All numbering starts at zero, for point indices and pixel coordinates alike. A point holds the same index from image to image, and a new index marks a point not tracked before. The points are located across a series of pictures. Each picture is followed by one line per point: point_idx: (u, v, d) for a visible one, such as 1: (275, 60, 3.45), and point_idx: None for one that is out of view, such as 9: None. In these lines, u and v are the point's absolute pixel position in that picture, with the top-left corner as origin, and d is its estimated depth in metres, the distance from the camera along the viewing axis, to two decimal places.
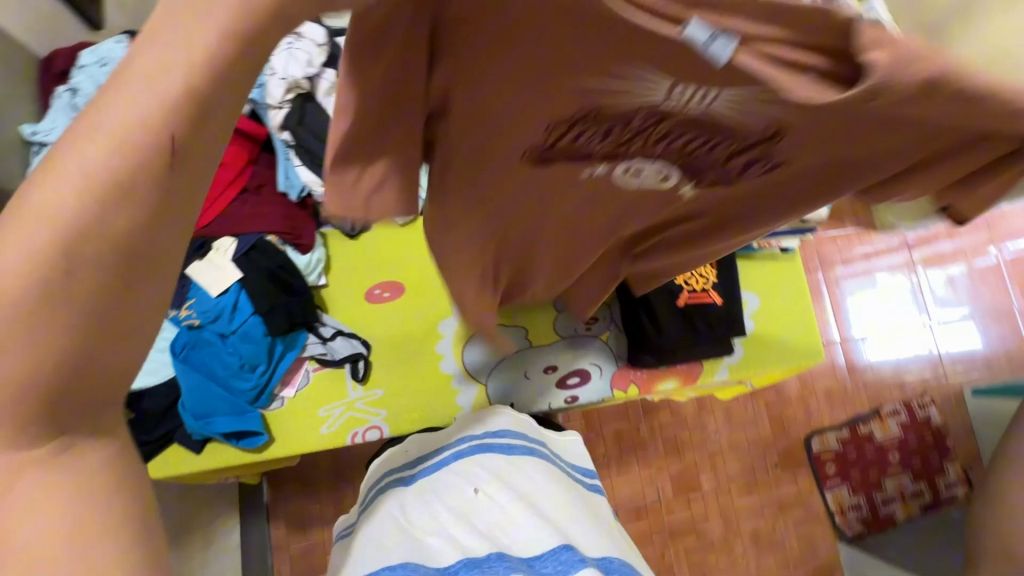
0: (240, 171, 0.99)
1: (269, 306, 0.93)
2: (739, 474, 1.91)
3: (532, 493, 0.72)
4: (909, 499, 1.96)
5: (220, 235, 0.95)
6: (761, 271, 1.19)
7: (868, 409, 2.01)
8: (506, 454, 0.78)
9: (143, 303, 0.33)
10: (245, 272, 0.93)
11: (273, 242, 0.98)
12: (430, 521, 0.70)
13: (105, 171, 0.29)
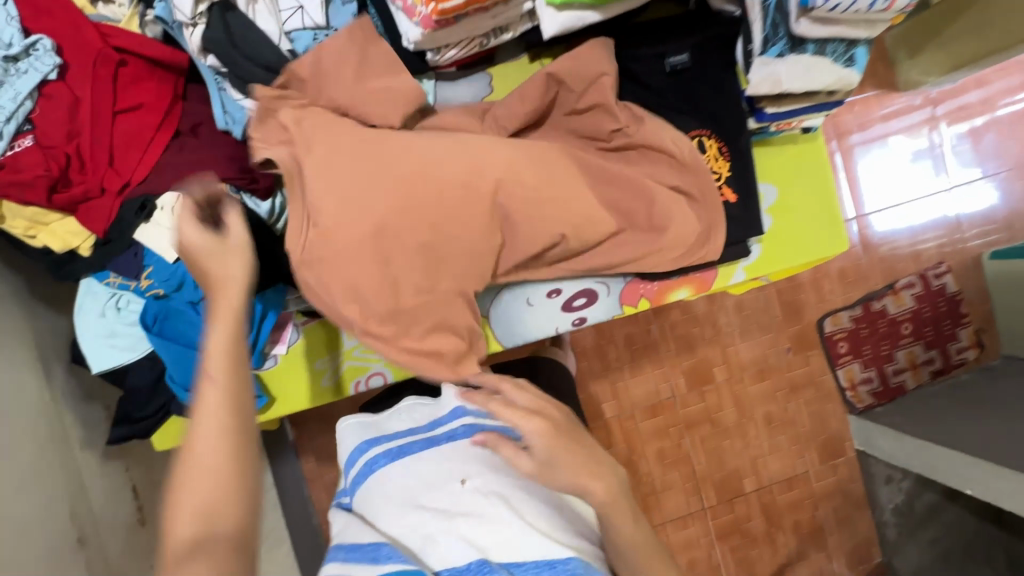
0: (167, 111, 0.83)
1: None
2: (752, 362, 1.91)
3: (528, 491, 0.61)
4: (919, 367, 1.98)
5: (161, 190, 0.80)
6: (779, 157, 1.06)
7: (882, 284, 1.96)
8: (505, 441, 0.66)
9: (251, 476, 0.50)
10: None
11: (223, 191, 0.83)
12: (412, 511, 0.59)
13: (218, 399, 0.50)
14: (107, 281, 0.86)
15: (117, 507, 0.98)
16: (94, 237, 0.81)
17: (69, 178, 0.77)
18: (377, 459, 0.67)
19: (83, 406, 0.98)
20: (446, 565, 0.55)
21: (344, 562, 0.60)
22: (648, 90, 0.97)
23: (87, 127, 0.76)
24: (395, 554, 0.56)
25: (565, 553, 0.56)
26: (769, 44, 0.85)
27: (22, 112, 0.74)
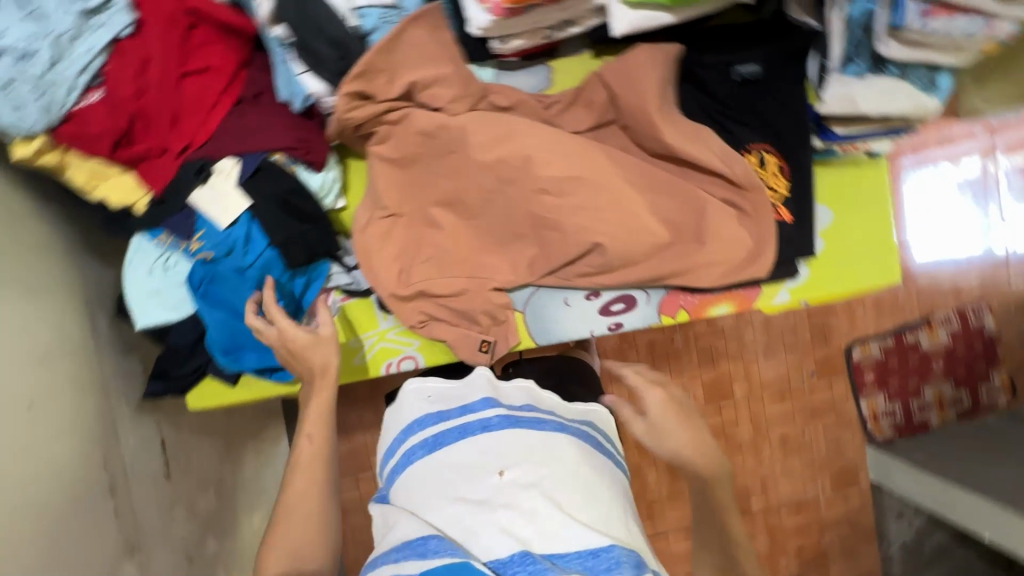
0: (232, 78, 0.83)
1: (284, 238, 0.85)
2: (774, 382, 1.88)
3: (563, 480, 0.62)
4: (945, 406, 1.93)
5: (220, 155, 0.82)
6: (837, 179, 1.03)
7: (918, 317, 1.92)
8: (537, 430, 0.67)
9: (330, 517, 0.70)
10: (256, 200, 0.83)
11: (280, 162, 0.84)
12: (455, 502, 0.62)
13: (313, 459, 0.72)
14: (157, 239, 0.87)
15: (146, 459, 1.01)
16: (150, 195, 0.83)
17: (136, 136, 0.79)
18: (415, 450, 0.68)
19: (123, 357, 1.00)
20: (491, 556, 0.58)
21: (393, 561, 0.59)
22: (713, 99, 0.94)
23: (152, 86, 0.76)
24: (443, 548, 0.56)
25: (604, 542, 0.58)
26: (847, 61, 0.85)
27: (95, 66, 0.74)
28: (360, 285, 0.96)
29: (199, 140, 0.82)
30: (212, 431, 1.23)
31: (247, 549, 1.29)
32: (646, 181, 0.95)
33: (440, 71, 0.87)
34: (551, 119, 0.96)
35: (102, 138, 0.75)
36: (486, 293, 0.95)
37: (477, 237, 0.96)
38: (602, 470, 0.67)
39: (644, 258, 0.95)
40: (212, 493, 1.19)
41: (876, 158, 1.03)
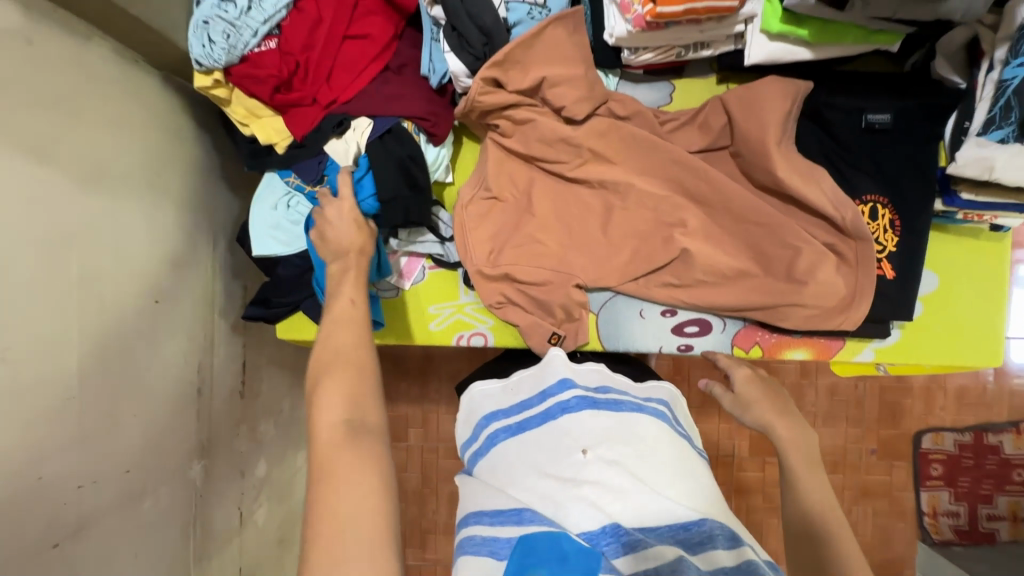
0: (386, 46, 0.91)
1: (394, 193, 0.90)
2: (829, 450, 1.79)
3: (644, 457, 0.67)
4: (1020, 522, 1.76)
5: (358, 113, 0.89)
6: (951, 247, 0.98)
7: (1005, 418, 1.79)
8: (614, 411, 0.72)
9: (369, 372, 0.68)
10: (373, 155, 0.89)
11: (408, 129, 0.91)
12: (542, 479, 0.66)
13: (352, 318, 0.74)
14: (287, 178, 0.96)
15: (229, 374, 1.11)
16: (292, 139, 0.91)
17: (292, 85, 0.87)
18: (498, 433, 0.75)
19: (230, 280, 1.11)
20: (582, 529, 0.61)
21: (489, 524, 0.65)
22: (835, 142, 0.92)
23: (317, 43, 0.86)
24: (538, 518, 0.63)
25: (692, 516, 0.63)
26: (992, 125, 0.79)
27: (277, 18, 0.83)
28: (449, 257, 1.02)
29: (343, 93, 0.89)
30: (282, 365, 1.33)
31: (285, 480, 1.38)
32: (747, 211, 0.95)
33: (571, 73, 0.92)
34: (663, 135, 0.99)
35: (268, 81, 0.85)
36: (568, 288, 0.98)
37: (570, 234, 1.00)
38: (680, 450, 0.71)
39: (728, 285, 0.95)
40: (270, 421, 1.29)
41: (1001, 233, 0.97)
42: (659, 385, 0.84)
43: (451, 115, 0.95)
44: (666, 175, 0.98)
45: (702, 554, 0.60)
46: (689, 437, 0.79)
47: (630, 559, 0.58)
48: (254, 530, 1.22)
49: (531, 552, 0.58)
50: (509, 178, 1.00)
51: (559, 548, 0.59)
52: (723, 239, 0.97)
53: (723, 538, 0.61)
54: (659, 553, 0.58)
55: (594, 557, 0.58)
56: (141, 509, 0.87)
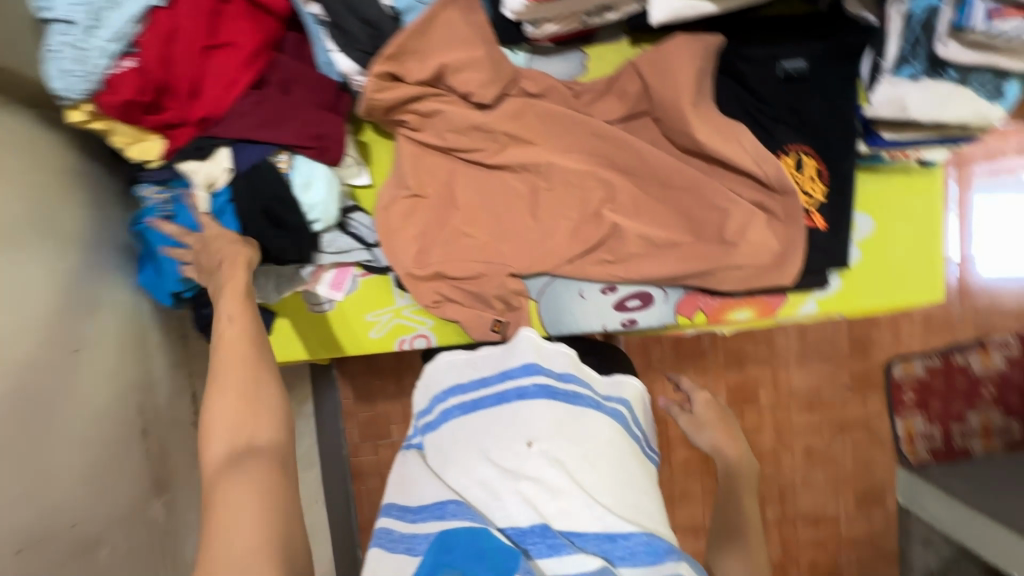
0: (255, 55, 0.83)
1: (261, 235, 0.85)
2: (803, 391, 1.81)
3: (587, 460, 0.63)
4: (991, 434, 1.82)
5: (222, 139, 0.82)
6: (882, 187, 0.96)
7: (971, 338, 1.82)
8: (571, 404, 0.67)
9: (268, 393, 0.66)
10: (242, 196, 0.84)
11: (281, 167, 0.84)
12: (482, 466, 0.62)
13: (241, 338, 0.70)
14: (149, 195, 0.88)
15: (178, 406, 1.09)
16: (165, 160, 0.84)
17: (162, 104, 0.79)
18: (452, 410, 0.70)
19: (161, 312, 1.07)
20: (510, 525, 0.59)
21: (411, 522, 0.62)
22: (752, 95, 0.90)
23: (178, 56, 0.77)
24: (461, 512, 0.59)
25: (623, 527, 0.58)
26: (902, 62, 0.79)
27: (127, 32, 0.73)
28: (379, 262, 0.99)
29: (209, 111, 0.81)
30: None
31: None
32: (673, 177, 0.93)
33: (471, 57, 0.87)
34: (580, 108, 0.95)
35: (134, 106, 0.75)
36: (503, 278, 0.95)
37: (498, 223, 0.96)
38: (628, 457, 0.66)
39: (663, 255, 0.93)
40: None
41: (930, 167, 0.96)
42: (626, 381, 0.78)
43: (339, 119, 0.89)
44: (589, 149, 0.95)
45: (625, 567, 0.56)
46: (643, 439, 0.74)
47: (553, 561, 0.56)
48: None
49: (448, 548, 0.55)
50: (428, 173, 0.96)
51: (471, 546, 0.55)
52: (654, 208, 0.94)
53: (649, 555, 0.57)
54: (581, 562, 0.56)
55: (513, 556, 0.54)
56: (100, 556, 0.86)
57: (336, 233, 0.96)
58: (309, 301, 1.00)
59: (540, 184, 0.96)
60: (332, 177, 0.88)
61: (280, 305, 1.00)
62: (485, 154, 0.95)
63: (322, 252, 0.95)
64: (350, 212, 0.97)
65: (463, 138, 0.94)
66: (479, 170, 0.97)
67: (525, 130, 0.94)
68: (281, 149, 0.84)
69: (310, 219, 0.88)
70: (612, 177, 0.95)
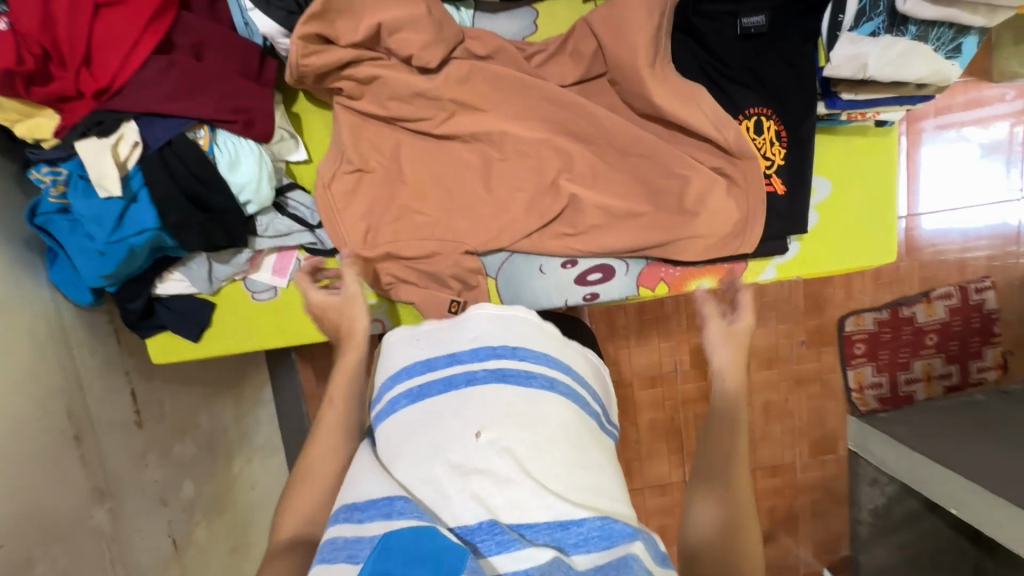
0: (161, 15, 0.72)
1: (184, 222, 0.77)
2: (762, 349, 1.86)
3: (539, 446, 0.58)
4: (933, 380, 1.92)
5: (126, 112, 0.72)
6: (840, 149, 0.95)
7: (917, 290, 1.89)
8: (523, 386, 0.62)
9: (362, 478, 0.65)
10: (157, 178, 0.74)
11: (198, 141, 0.75)
12: (429, 462, 0.57)
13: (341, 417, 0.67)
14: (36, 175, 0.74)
15: (115, 407, 1.01)
16: (58, 138, 0.72)
17: (48, 73, 0.69)
18: (399, 399, 0.63)
19: (84, 308, 0.98)
20: (458, 523, 0.54)
21: (359, 521, 0.54)
22: (710, 54, 0.85)
23: (61, 14, 0.67)
24: (410, 511, 0.53)
25: (576, 514, 0.54)
26: (862, 18, 0.79)
27: None
28: (324, 245, 0.91)
29: (109, 82, 0.71)
30: (186, 380, 1.23)
31: (225, 491, 1.31)
32: (631, 143, 0.88)
33: (410, 15, 0.79)
34: (533, 71, 0.89)
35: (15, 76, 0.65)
36: (458, 256, 0.90)
37: (451, 198, 0.91)
38: (585, 438, 0.62)
39: (623, 225, 0.90)
40: (188, 439, 1.20)
41: (886, 128, 0.95)
42: (582, 354, 0.74)
43: (267, 89, 0.80)
44: (543, 115, 0.89)
45: (578, 555, 0.53)
46: (603, 414, 0.71)
47: (503, 558, 0.51)
48: (195, 550, 1.18)
49: (389, 552, 0.46)
50: (372, 145, 0.89)
51: (414, 546, 0.46)
52: (612, 177, 0.90)
53: (604, 540, 0.53)
54: (533, 556, 0.51)
55: (461, 555, 0.46)
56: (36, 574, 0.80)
57: (274, 215, 0.88)
58: (250, 290, 0.93)
59: (493, 154, 0.90)
60: (264, 156, 0.80)
61: (219, 295, 0.93)
62: (431, 124, 0.88)
63: (259, 236, 0.87)
64: (287, 191, 0.89)
65: (407, 107, 0.87)
66: (427, 141, 0.90)
67: (473, 96, 0.88)
68: (200, 123, 0.75)
69: (241, 202, 0.80)
70: (568, 145, 0.90)
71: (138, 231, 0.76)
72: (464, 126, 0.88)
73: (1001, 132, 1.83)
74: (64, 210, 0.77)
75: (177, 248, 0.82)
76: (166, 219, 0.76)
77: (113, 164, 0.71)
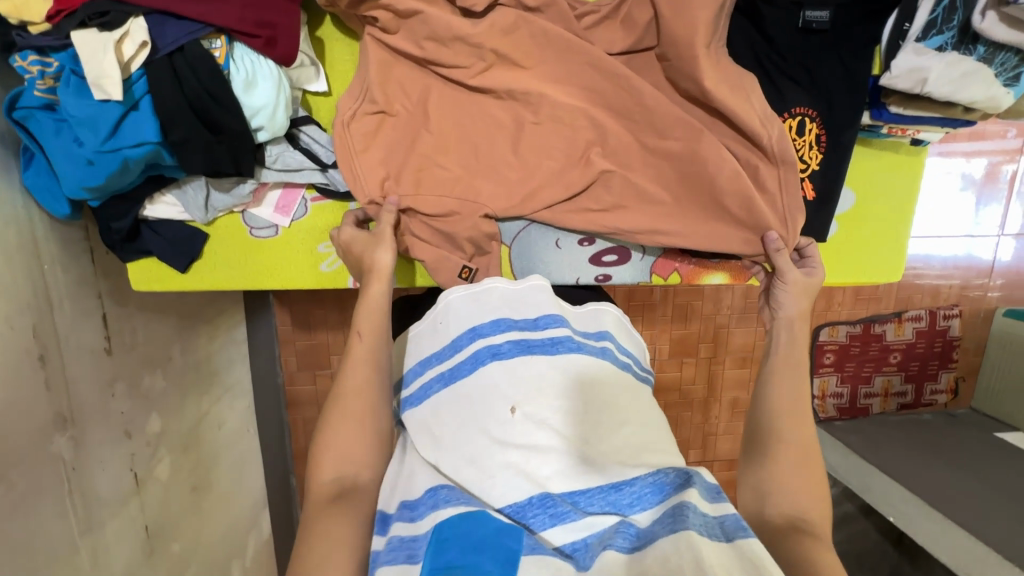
0: None
1: (188, 139, 0.68)
2: (740, 349, 1.89)
3: (575, 416, 0.60)
4: (890, 396, 2.00)
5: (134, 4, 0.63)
6: (870, 161, 0.95)
7: (891, 310, 1.96)
8: (550, 355, 0.63)
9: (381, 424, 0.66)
10: (163, 87, 0.66)
11: (212, 52, 0.68)
12: (471, 447, 0.59)
13: (365, 367, 0.68)
14: (16, 61, 0.65)
15: (84, 332, 0.94)
16: (50, 23, 0.63)
17: None
18: (431, 383, 0.65)
19: (59, 220, 0.89)
20: (507, 502, 0.55)
21: (410, 522, 0.55)
22: (767, 41, 0.82)
23: None
24: (455, 498, 0.54)
25: (626, 475, 0.58)
26: (931, 31, 0.75)
27: None
28: (336, 188, 0.85)
29: None
30: (161, 309, 1.16)
31: (190, 429, 1.25)
32: (670, 126, 0.85)
33: None
34: (579, 32, 0.84)
35: None
36: (476, 219, 0.85)
37: (475, 155, 0.85)
38: (618, 395, 0.64)
39: (649, 209, 0.87)
40: (158, 372, 1.14)
41: (919, 147, 0.94)
42: (601, 309, 0.75)
43: (294, 3, 0.72)
44: (584, 82, 0.85)
45: (636, 513, 0.56)
46: (632, 363, 0.73)
47: (557, 530, 0.54)
48: (157, 486, 1.14)
49: (446, 543, 0.50)
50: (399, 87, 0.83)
51: (469, 534, 0.51)
52: (644, 158, 0.87)
53: (656, 494, 0.56)
54: (589, 525, 0.55)
55: (517, 536, 0.51)
56: None
57: (285, 146, 0.81)
58: (248, 224, 0.87)
59: (525, 114, 0.85)
60: (281, 76, 0.72)
61: (213, 225, 0.86)
62: (467, 73, 0.82)
63: (267, 167, 0.81)
64: (302, 123, 0.82)
65: (444, 51, 0.81)
66: (459, 91, 0.84)
67: (515, 50, 0.82)
68: (217, 32, 0.68)
69: (254, 126, 0.73)
70: (604, 117, 0.86)
71: (135, 142, 0.67)
72: (501, 81, 0.83)
73: (993, 167, 1.87)
74: (49, 108, 0.68)
75: (174, 167, 0.74)
76: (169, 134, 0.68)
77: (115, 63, 0.63)
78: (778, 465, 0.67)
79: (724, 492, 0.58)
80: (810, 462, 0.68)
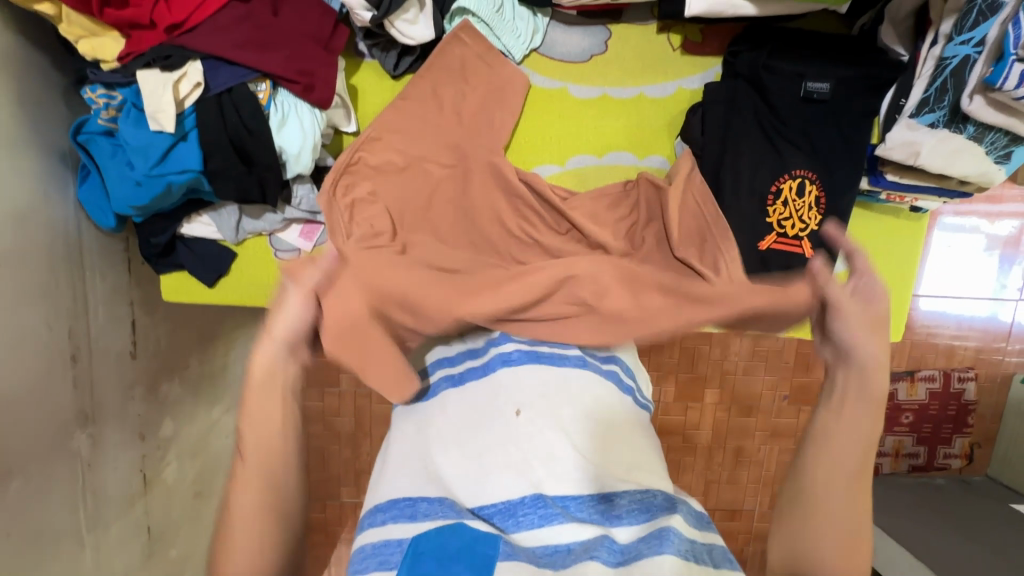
0: None
1: (227, 168, 0.76)
2: (746, 396, 1.87)
3: (577, 423, 0.63)
4: (900, 457, 1.93)
5: (194, 51, 0.72)
6: (873, 225, 0.98)
7: (904, 369, 1.92)
8: (558, 367, 0.67)
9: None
10: (210, 121, 0.74)
11: (256, 93, 0.75)
12: (472, 445, 0.62)
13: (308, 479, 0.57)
14: (88, 93, 0.73)
15: (113, 337, 1.00)
16: (119, 63, 0.72)
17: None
18: (439, 383, 0.69)
19: (104, 233, 0.97)
20: (502, 497, 0.58)
21: (380, 524, 0.58)
22: (770, 110, 0.86)
23: None
24: (433, 512, 0.57)
25: (617, 488, 0.60)
26: (924, 108, 0.80)
27: None
28: None
29: (177, 18, 0.71)
30: (182, 320, 1.22)
31: (199, 436, 1.30)
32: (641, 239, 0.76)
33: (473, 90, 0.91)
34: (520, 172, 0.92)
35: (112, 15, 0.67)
36: None
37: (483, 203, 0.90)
38: (618, 411, 0.67)
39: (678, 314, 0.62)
40: (175, 379, 1.19)
41: (919, 214, 0.97)
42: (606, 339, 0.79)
43: (334, 56, 0.80)
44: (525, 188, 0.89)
45: (620, 528, 0.58)
46: (635, 388, 0.75)
47: (544, 532, 0.56)
48: (163, 488, 1.18)
49: (422, 556, 0.52)
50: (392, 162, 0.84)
51: (444, 546, 0.53)
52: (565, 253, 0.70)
53: (643, 513, 0.59)
54: (575, 531, 0.56)
55: (493, 544, 0.53)
56: (9, 490, 0.80)
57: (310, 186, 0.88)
58: (273, 247, 0.92)
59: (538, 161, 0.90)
60: (317, 121, 0.79)
61: (242, 245, 0.92)
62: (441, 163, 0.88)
63: (292, 206, 0.88)
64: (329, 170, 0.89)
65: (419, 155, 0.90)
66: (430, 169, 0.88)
67: None
68: (263, 77, 0.75)
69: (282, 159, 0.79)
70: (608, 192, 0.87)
71: (179, 169, 0.75)
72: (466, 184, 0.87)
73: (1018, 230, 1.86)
74: (109, 134, 0.77)
75: (212, 194, 0.81)
76: (210, 163, 0.75)
77: (171, 101, 0.71)
78: (819, 532, 0.56)
79: (711, 520, 0.62)
80: (857, 548, 0.55)
